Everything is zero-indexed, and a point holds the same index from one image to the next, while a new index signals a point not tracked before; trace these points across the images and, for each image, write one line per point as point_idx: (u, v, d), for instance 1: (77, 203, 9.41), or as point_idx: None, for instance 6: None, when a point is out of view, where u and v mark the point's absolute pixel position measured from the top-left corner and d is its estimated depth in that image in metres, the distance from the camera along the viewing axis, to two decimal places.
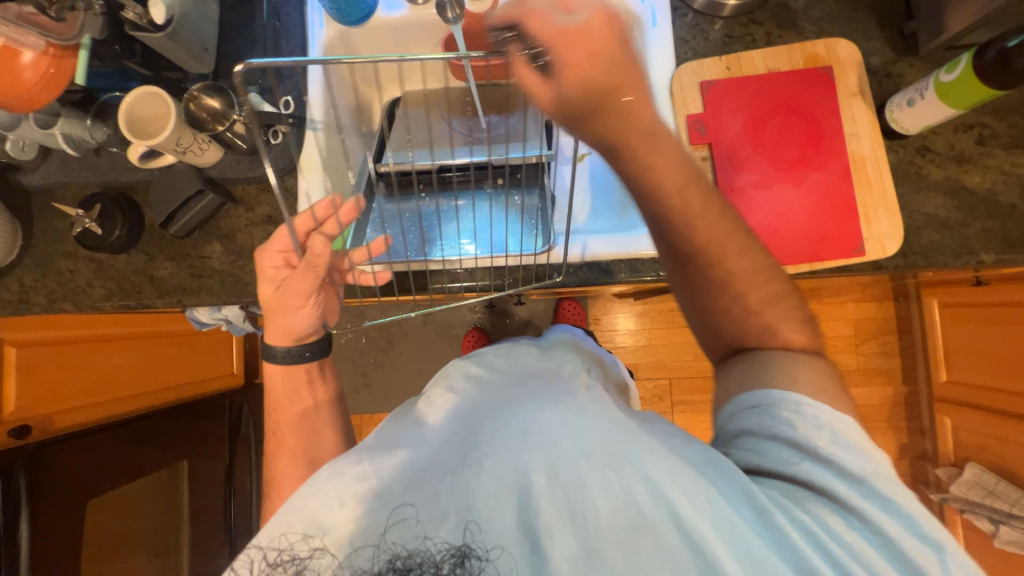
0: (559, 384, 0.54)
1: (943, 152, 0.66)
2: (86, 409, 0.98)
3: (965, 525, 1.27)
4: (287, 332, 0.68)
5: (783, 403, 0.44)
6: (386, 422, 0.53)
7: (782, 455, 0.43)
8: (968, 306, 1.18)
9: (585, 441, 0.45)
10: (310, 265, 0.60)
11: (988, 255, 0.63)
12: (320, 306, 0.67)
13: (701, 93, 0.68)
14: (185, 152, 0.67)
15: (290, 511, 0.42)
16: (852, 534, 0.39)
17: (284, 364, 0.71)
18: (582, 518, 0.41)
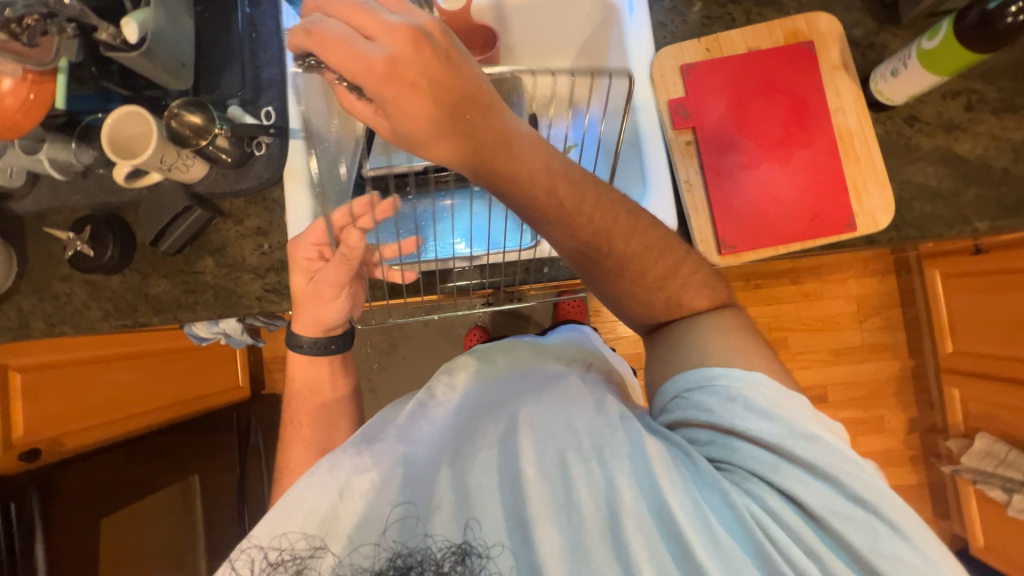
0: (552, 374, 0.54)
1: (931, 121, 0.65)
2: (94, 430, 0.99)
3: (978, 495, 1.26)
4: (316, 324, 0.69)
5: (701, 383, 0.47)
6: (382, 415, 0.52)
7: (710, 434, 0.45)
8: (968, 275, 1.17)
9: (575, 433, 0.46)
10: (344, 258, 0.62)
11: (982, 223, 0.62)
12: (348, 299, 0.69)
13: (681, 77, 0.68)
14: (170, 169, 0.67)
15: (285, 509, 0.42)
16: (788, 507, 0.41)
17: (309, 355, 0.71)
18: (571, 511, 0.43)
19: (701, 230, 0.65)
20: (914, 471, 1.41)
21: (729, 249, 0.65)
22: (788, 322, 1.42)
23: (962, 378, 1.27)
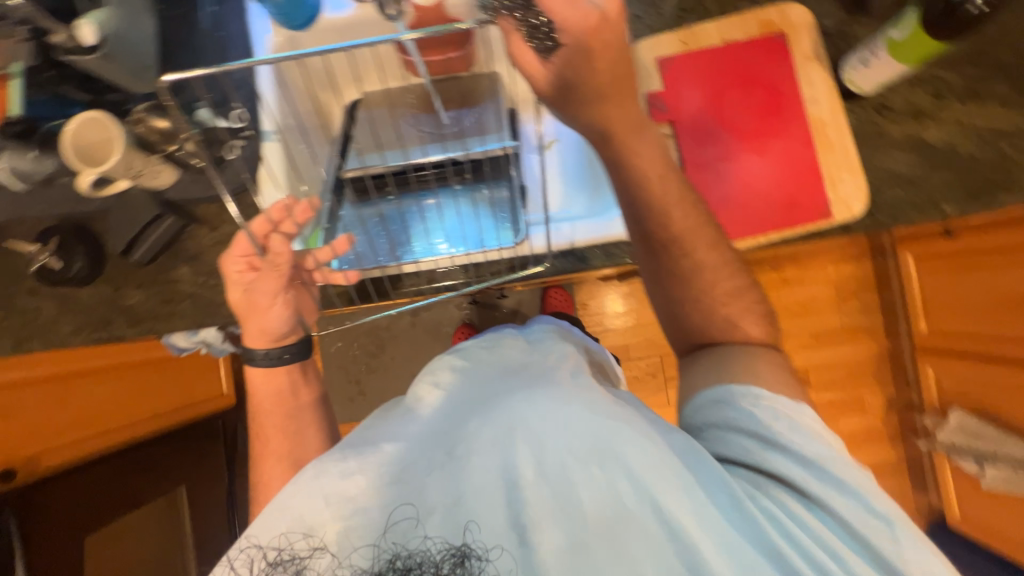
0: (541, 371, 0.53)
1: (900, 109, 0.66)
2: (73, 445, 0.95)
3: (953, 468, 1.31)
4: (264, 334, 0.66)
5: (745, 395, 0.47)
6: (371, 419, 0.53)
7: (746, 446, 0.45)
8: (941, 257, 1.21)
9: (568, 434, 0.44)
10: (271, 265, 0.61)
11: (950, 207, 0.64)
12: (291, 305, 0.66)
13: (658, 70, 0.68)
14: (139, 175, 0.65)
15: (276, 511, 0.43)
16: (815, 519, 0.42)
17: (265, 366, 0.69)
18: (566, 513, 0.42)
19: None
20: (892, 448, 1.46)
21: None
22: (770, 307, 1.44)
23: (936, 356, 1.31)
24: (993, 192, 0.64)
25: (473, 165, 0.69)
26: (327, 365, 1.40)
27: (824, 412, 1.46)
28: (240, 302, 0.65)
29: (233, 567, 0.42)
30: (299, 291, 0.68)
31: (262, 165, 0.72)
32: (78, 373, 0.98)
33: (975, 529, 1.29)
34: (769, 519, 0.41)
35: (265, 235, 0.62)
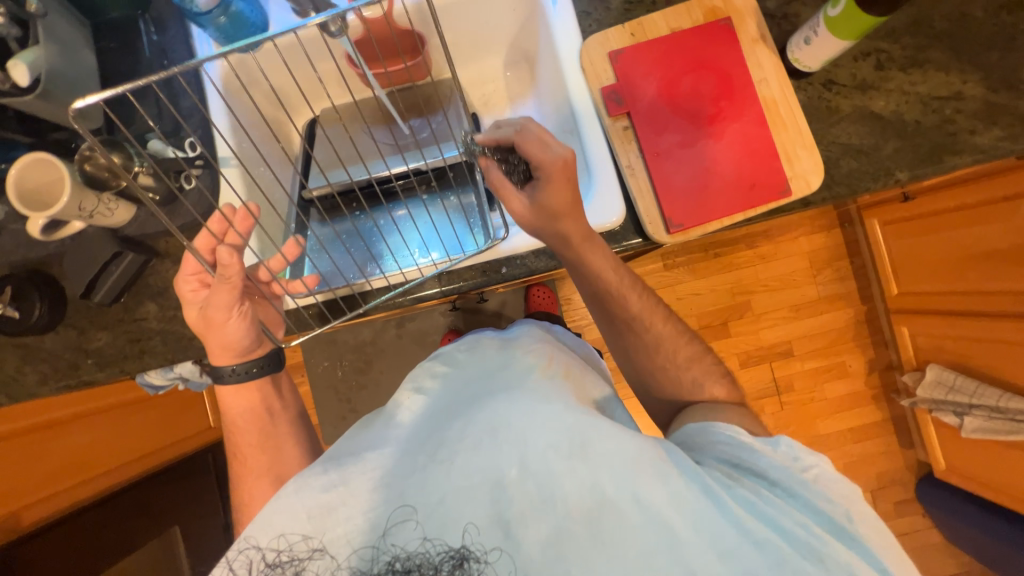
0: (522, 371, 0.54)
1: (846, 83, 0.68)
2: (67, 493, 0.94)
3: (935, 422, 1.35)
4: (229, 349, 0.64)
5: (724, 427, 0.52)
6: (353, 429, 0.53)
7: (722, 451, 0.50)
8: (905, 220, 1.26)
9: (550, 431, 0.44)
10: (221, 277, 0.56)
11: (903, 173, 0.66)
12: (249, 317, 0.63)
13: (610, 64, 0.69)
14: (92, 216, 0.62)
15: (259, 520, 0.42)
16: (786, 502, 0.44)
17: (234, 384, 0.66)
18: (549, 505, 0.42)
19: (648, 212, 0.66)
20: (877, 409, 1.50)
21: (676, 227, 0.66)
22: (749, 284, 1.47)
23: (909, 316, 1.35)
24: (942, 155, 0.66)
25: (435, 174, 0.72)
26: (314, 386, 1.38)
27: (810, 381, 1.49)
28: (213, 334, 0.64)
29: (230, 568, 0.41)
30: (255, 303, 0.67)
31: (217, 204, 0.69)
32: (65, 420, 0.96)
33: (962, 478, 1.33)
34: (745, 505, 0.43)
35: (212, 250, 0.62)
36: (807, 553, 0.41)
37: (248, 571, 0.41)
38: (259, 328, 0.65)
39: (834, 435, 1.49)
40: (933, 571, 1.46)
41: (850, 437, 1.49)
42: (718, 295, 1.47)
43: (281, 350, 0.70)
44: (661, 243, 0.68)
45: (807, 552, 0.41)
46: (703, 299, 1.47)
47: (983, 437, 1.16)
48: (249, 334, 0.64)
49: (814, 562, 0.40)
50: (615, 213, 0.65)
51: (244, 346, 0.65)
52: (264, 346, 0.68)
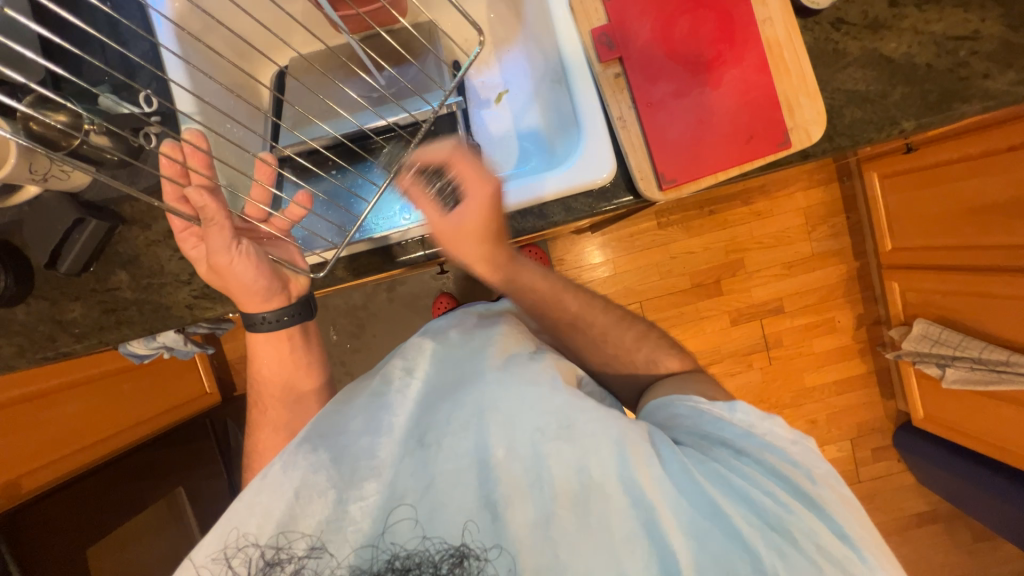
0: (505, 349, 0.52)
1: (857, 22, 0.63)
2: (67, 459, 0.95)
3: (917, 373, 1.38)
4: (256, 293, 0.60)
5: (684, 399, 0.52)
6: (333, 406, 0.51)
7: (690, 426, 0.50)
8: (906, 172, 1.23)
9: (539, 415, 0.45)
10: (205, 219, 0.53)
11: (909, 122, 0.63)
12: (252, 255, 0.58)
13: (601, 3, 0.63)
14: (46, 178, 0.59)
15: (244, 508, 0.41)
16: (753, 470, 0.45)
17: (268, 332, 0.64)
18: (537, 488, 0.42)
19: (640, 167, 0.63)
20: (863, 363, 1.52)
21: (669, 183, 0.63)
22: (742, 242, 1.45)
23: (903, 272, 1.34)
24: (951, 101, 0.62)
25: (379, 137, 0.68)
26: None
27: (798, 336, 1.50)
28: (244, 293, 0.60)
29: (229, 565, 0.40)
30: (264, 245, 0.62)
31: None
32: (47, 394, 0.95)
33: (941, 427, 1.38)
34: (714, 480, 0.44)
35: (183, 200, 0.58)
36: (770, 522, 0.42)
37: (246, 570, 0.39)
38: (272, 264, 0.60)
39: (819, 388, 1.52)
40: (906, 511, 1.54)
41: (835, 390, 1.53)
42: (712, 253, 1.45)
43: (312, 297, 0.67)
44: (653, 200, 0.65)
45: (773, 525, 0.42)
46: (697, 257, 1.45)
47: (962, 388, 1.20)
48: (264, 275, 0.59)
49: (784, 535, 0.42)
50: (603, 169, 0.62)
51: (266, 289, 0.61)
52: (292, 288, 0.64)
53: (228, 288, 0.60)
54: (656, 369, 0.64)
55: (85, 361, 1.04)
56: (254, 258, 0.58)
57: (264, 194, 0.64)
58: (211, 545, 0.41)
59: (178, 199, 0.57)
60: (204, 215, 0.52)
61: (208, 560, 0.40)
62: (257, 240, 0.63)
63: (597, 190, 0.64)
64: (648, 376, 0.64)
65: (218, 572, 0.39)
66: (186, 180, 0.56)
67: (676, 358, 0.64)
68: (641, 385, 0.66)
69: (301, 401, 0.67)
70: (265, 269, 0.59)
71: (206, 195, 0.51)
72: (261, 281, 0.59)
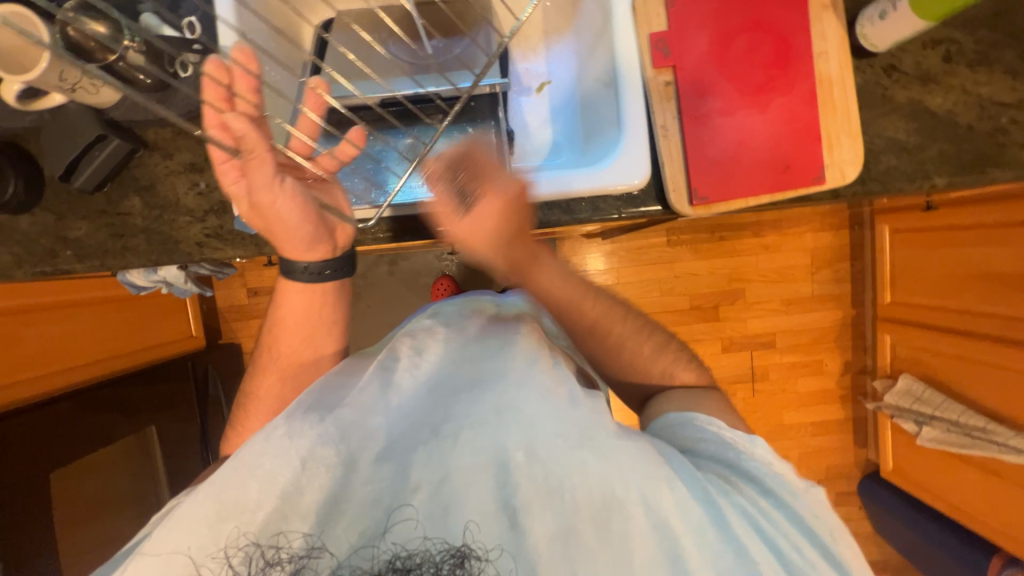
0: (526, 347, 0.50)
1: (909, 71, 0.64)
2: (48, 378, 0.94)
3: (893, 427, 1.41)
4: (301, 240, 0.59)
5: (708, 423, 0.52)
6: (334, 379, 0.49)
7: (716, 452, 0.49)
8: (917, 230, 1.25)
9: (561, 423, 0.43)
10: (245, 154, 0.50)
11: (941, 178, 0.63)
12: (298, 196, 0.56)
13: (665, 8, 0.63)
14: (74, 90, 0.56)
15: (240, 476, 0.38)
16: (777, 514, 0.44)
17: (306, 282, 0.64)
18: (557, 497, 0.41)
19: (674, 179, 0.63)
20: (842, 409, 1.55)
21: (700, 200, 0.63)
22: (746, 272, 1.47)
23: (897, 326, 1.36)
24: (986, 165, 0.63)
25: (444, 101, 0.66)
26: None
27: (785, 373, 1.52)
28: (288, 236, 0.58)
29: (228, 565, 0.36)
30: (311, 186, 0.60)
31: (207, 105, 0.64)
32: (29, 311, 0.93)
33: (907, 481, 1.41)
34: (745, 517, 0.42)
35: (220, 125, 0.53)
36: (792, 571, 0.41)
37: (246, 570, 0.36)
38: (318, 210, 0.58)
39: (797, 426, 1.55)
40: None
41: (811, 430, 1.55)
42: (715, 278, 1.46)
43: (355, 254, 0.66)
44: (681, 214, 0.65)
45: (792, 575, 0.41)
46: (700, 280, 1.46)
47: (936, 447, 1.22)
48: (309, 220, 0.58)
49: None
50: (637, 174, 0.62)
51: (311, 237, 0.59)
52: (340, 238, 0.63)
53: (270, 231, 0.58)
54: (658, 380, 0.64)
55: (68, 285, 1.01)
56: (299, 199, 0.56)
57: (312, 128, 0.60)
58: (207, 542, 0.37)
59: (218, 126, 0.53)
60: (244, 145, 0.50)
61: (205, 555, 0.36)
62: (302, 179, 0.60)
63: (627, 195, 0.64)
64: (650, 387, 0.64)
65: (215, 571, 0.36)
66: (228, 107, 0.50)
67: (680, 373, 0.64)
68: (639, 393, 0.66)
69: (300, 355, 0.66)
70: (310, 214, 0.57)
71: (247, 122, 0.48)
72: (305, 227, 0.58)
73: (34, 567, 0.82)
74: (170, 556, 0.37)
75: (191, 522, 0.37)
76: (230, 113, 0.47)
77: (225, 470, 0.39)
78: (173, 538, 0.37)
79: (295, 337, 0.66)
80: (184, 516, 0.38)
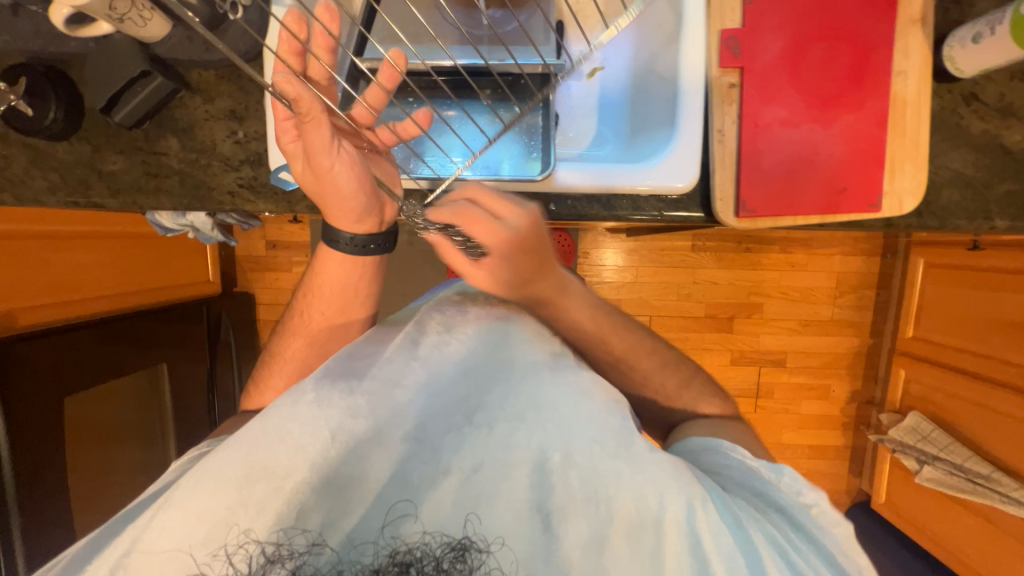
0: (557, 343, 0.51)
1: (990, 102, 0.60)
2: (68, 304, 0.96)
3: (891, 462, 1.40)
4: (350, 211, 0.59)
5: (732, 450, 0.51)
6: (359, 347, 0.50)
7: (745, 479, 0.47)
8: (954, 268, 1.21)
9: (598, 427, 0.42)
10: (300, 116, 0.48)
11: (1002, 221, 0.60)
12: (355, 164, 0.55)
13: (742, 3, 0.59)
14: (122, 20, 0.54)
15: (268, 440, 0.38)
16: (809, 550, 0.40)
17: (347, 254, 0.64)
18: (594, 505, 0.38)
19: (722, 187, 0.61)
20: (843, 436, 1.54)
21: (746, 212, 0.61)
22: (767, 288, 1.43)
23: (914, 362, 1.33)
24: None
25: (504, 78, 0.62)
26: None
27: (791, 394, 1.51)
28: (338, 204, 0.58)
29: (229, 563, 0.34)
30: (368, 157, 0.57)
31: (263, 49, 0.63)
32: (58, 237, 0.94)
33: (897, 516, 1.40)
34: (771, 546, 0.39)
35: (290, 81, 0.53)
36: None
37: (247, 570, 0.34)
38: (374, 183, 0.57)
39: (794, 448, 1.54)
40: None
41: (808, 454, 1.54)
42: (734, 289, 1.43)
43: (397, 230, 0.66)
44: (723, 225, 0.62)
45: None
46: (719, 289, 1.43)
47: (933, 487, 1.21)
48: (362, 190, 0.57)
49: None
50: (683, 177, 0.60)
51: (362, 208, 0.59)
52: (387, 212, 0.62)
53: (322, 197, 0.57)
54: (673, 389, 0.63)
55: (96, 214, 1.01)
56: (356, 168, 0.55)
57: (379, 99, 0.57)
58: (211, 537, 0.35)
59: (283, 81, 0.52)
60: (298, 107, 0.47)
61: (206, 556, 0.34)
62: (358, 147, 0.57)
63: (671, 197, 0.62)
64: (663, 394, 0.64)
65: (215, 571, 0.34)
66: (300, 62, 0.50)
67: (696, 387, 0.63)
68: (652, 400, 0.65)
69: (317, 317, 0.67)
70: (365, 185, 0.56)
71: (298, 85, 0.45)
72: (358, 197, 0.57)
73: (48, 483, 0.86)
74: (171, 555, 0.34)
75: (214, 483, 0.37)
76: (279, 72, 0.44)
77: (249, 432, 0.39)
78: (173, 533, 0.35)
79: (311, 299, 0.67)
80: (189, 501, 0.36)
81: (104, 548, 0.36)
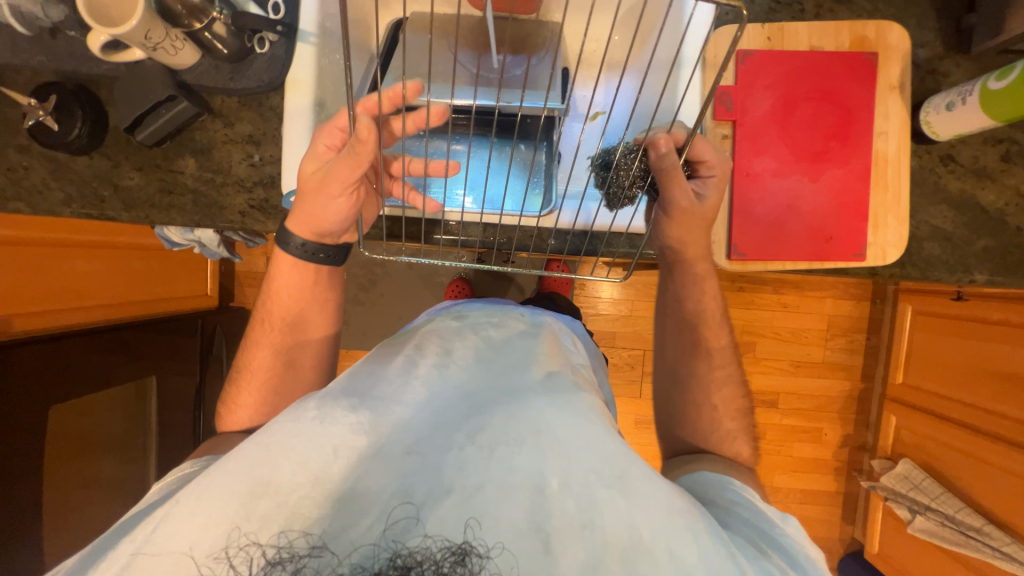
0: (552, 371, 0.52)
1: (966, 164, 0.63)
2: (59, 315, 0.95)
3: (885, 510, 1.37)
4: (311, 225, 0.63)
5: (744, 491, 0.52)
6: (361, 368, 0.51)
7: (750, 515, 0.48)
8: (940, 316, 1.24)
9: (594, 453, 0.42)
10: (353, 147, 0.53)
11: (982, 275, 0.63)
12: (357, 200, 0.61)
13: (736, 63, 0.64)
14: (155, 48, 0.57)
15: (275, 452, 0.40)
16: None
17: (296, 256, 0.65)
18: (590, 531, 0.37)
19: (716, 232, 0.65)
20: (835, 481, 1.52)
21: (737, 255, 0.65)
22: (759, 327, 1.45)
23: (905, 409, 1.34)
24: None
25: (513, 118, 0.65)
26: None
27: (783, 436, 1.50)
28: (306, 215, 0.62)
29: (230, 565, 0.35)
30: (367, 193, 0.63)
31: (290, 67, 0.66)
32: (63, 245, 0.95)
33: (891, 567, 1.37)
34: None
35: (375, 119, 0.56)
36: None
37: (247, 571, 0.35)
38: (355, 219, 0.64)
39: (786, 491, 1.52)
40: None
41: (800, 498, 1.52)
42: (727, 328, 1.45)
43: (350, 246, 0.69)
44: (716, 266, 0.66)
45: None
46: None
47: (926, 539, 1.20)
48: (345, 220, 0.63)
49: None
50: None
51: (332, 230, 0.64)
52: (345, 238, 0.67)
53: (301, 200, 0.61)
54: None
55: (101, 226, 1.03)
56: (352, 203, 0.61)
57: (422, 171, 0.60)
58: (214, 539, 0.36)
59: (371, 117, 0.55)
60: (359, 145, 0.52)
61: (207, 557, 0.35)
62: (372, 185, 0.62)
63: None
64: None
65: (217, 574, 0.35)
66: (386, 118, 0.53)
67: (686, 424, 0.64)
68: None
69: None
70: (349, 214, 0.62)
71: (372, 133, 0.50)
72: (335, 222, 0.63)
73: (26, 495, 0.83)
74: (173, 556, 0.35)
75: (219, 492, 0.38)
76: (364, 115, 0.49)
77: (251, 451, 0.40)
78: (180, 536, 0.36)
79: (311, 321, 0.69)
80: (196, 510, 0.37)
81: (110, 552, 0.37)
